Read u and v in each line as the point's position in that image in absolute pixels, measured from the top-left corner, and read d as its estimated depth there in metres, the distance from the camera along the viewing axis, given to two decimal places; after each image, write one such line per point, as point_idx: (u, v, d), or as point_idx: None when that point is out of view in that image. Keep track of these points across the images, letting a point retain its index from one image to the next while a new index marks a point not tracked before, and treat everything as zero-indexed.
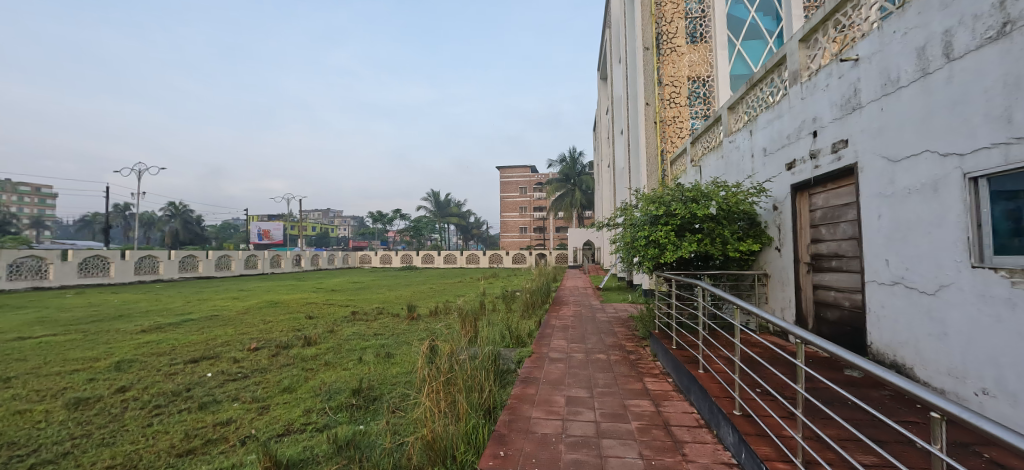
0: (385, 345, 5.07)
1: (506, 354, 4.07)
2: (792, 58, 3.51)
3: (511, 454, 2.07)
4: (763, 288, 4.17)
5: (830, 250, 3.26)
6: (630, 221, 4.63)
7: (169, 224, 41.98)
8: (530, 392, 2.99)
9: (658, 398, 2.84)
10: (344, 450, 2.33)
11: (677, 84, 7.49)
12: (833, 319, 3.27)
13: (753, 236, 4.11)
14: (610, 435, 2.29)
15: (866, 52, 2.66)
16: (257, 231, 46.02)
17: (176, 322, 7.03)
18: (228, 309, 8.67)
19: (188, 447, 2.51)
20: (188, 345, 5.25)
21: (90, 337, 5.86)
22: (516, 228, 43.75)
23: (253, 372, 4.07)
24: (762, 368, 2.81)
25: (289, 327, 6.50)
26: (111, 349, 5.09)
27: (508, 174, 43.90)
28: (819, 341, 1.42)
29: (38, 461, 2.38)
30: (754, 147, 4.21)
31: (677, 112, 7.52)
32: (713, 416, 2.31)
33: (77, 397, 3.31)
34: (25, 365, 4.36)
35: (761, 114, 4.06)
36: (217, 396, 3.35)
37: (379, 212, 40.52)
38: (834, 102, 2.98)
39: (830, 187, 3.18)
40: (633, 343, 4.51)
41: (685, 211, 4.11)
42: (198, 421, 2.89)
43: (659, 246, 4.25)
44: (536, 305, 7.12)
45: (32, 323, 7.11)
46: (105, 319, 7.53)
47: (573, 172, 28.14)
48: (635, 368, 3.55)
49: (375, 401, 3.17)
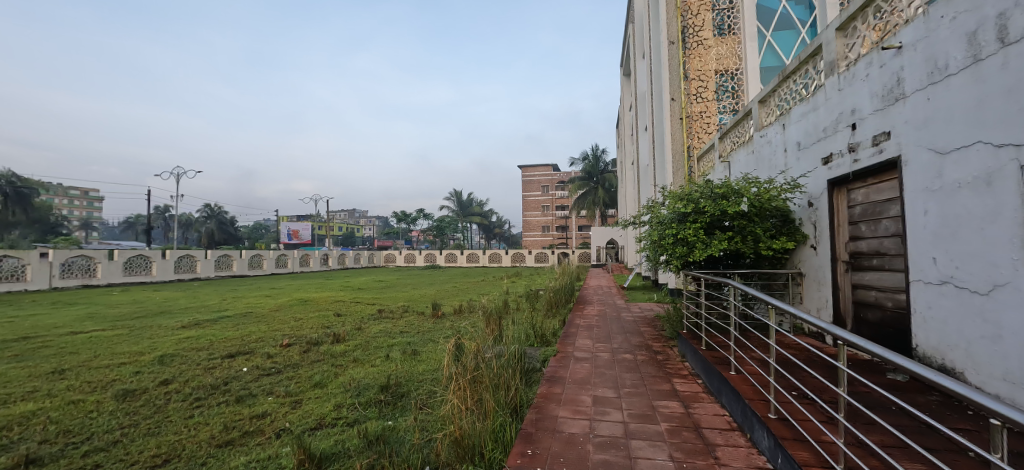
0: (411, 342, 5.15)
1: (531, 353, 4.05)
2: (829, 48, 3.36)
3: (539, 452, 2.07)
4: (798, 288, 4.01)
5: (871, 247, 3.11)
6: (657, 219, 4.53)
7: (205, 225, 43.83)
8: (556, 391, 2.97)
9: (688, 399, 2.77)
10: (374, 444, 2.38)
11: (704, 78, 7.31)
12: (873, 321, 3.12)
13: (787, 234, 3.96)
14: (639, 436, 2.26)
15: (910, 39, 2.52)
16: (286, 231, 47.47)
17: (213, 318, 7.34)
18: (260, 306, 9.00)
19: (228, 438, 2.62)
20: (224, 341, 5.46)
21: (134, 332, 6.18)
22: (538, 227, 43.63)
23: (286, 367, 4.20)
24: (800, 371, 2.71)
25: (318, 324, 6.68)
26: (154, 344, 5.35)
27: (531, 174, 43.95)
28: (862, 342, 1.34)
29: (91, 448, 2.52)
30: (787, 141, 4.05)
31: (704, 107, 7.31)
32: (746, 419, 2.24)
33: (124, 389, 3.50)
34: (77, 358, 4.65)
35: (795, 107, 3.90)
36: (253, 390, 3.48)
37: (403, 213, 41.25)
38: (874, 93, 2.84)
39: (870, 182, 3.04)
40: (660, 343, 4.43)
41: (715, 208, 4.00)
42: (236, 414, 3.00)
43: (688, 244, 4.15)
44: (560, 304, 7.07)
45: (83, 319, 7.56)
46: (147, 315, 7.92)
47: (596, 170, 27.90)
48: (663, 369, 3.48)
49: (403, 398, 3.22)
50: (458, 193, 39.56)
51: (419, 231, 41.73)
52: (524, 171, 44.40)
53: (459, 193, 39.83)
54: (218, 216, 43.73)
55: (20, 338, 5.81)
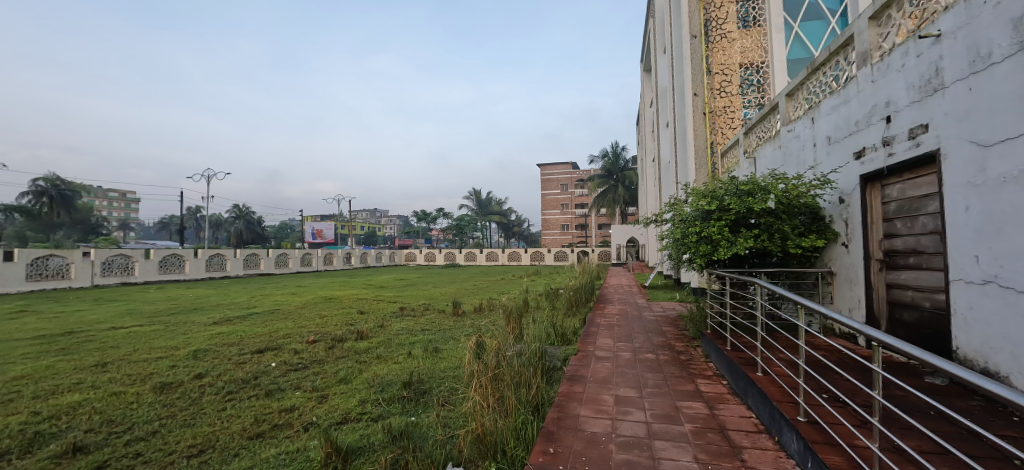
0: (433, 340, 5.21)
1: (552, 352, 4.04)
2: (860, 38, 3.23)
3: (560, 451, 2.06)
4: (828, 288, 3.88)
5: (907, 245, 2.98)
6: (680, 217, 4.46)
7: (234, 224, 45.37)
8: (578, 391, 2.96)
9: (713, 400, 2.72)
10: (398, 439, 2.43)
11: (728, 72, 7.14)
12: (910, 322, 3.00)
13: (816, 231, 3.83)
14: (662, 436, 2.23)
15: (950, 26, 2.40)
16: (310, 231, 48.60)
17: (243, 315, 7.60)
18: (287, 304, 9.26)
19: (258, 430, 2.71)
20: (253, 337, 5.64)
21: (170, 328, 6.45)
22: (558, 226, 43.51)
23: (312, 363, 4.30)
24: (831, 373, 2.62)
25: (343, 321, 6.83)
26: (188, 339, 5.57)
27: (550, 172, 43.82)
28: (899, 344, 1.29)
29: (133, 437, 2.66)
30: (817, 135, 3.91)
31: (729, 102, 7.14)
32: (774, 422, 2.18)
33: (162, 382, 3.66)
34: (118, 352, 4.88)
35: (825, 100, 3.76)
36: (282, 385, 3.59)
37: (424, 212, 41.84)
38: (911, 84, 2.72)
39: (906, 177, 2.91)
40: (683, 343, 4.35)
41: (740, 206, 3.91)
42: (266, 407, 3.11)
43: (712, 242, 4.06)
44: (580, 303, 7.03)
45: (122, 315, 7.94)
46: (181, 311, 8.25)
47: (616, 167, 27.59)
48: (686, 369, 3.42)
49: (425, 394, 3.26)
50: (477, 193, 39.78)
51: (439, 230, 42.14)
52: (543, 169, 44.29)
53: (478, 192, 39.99)
54: (246, 216, 45.21)
55: (66, 333, 6.14)
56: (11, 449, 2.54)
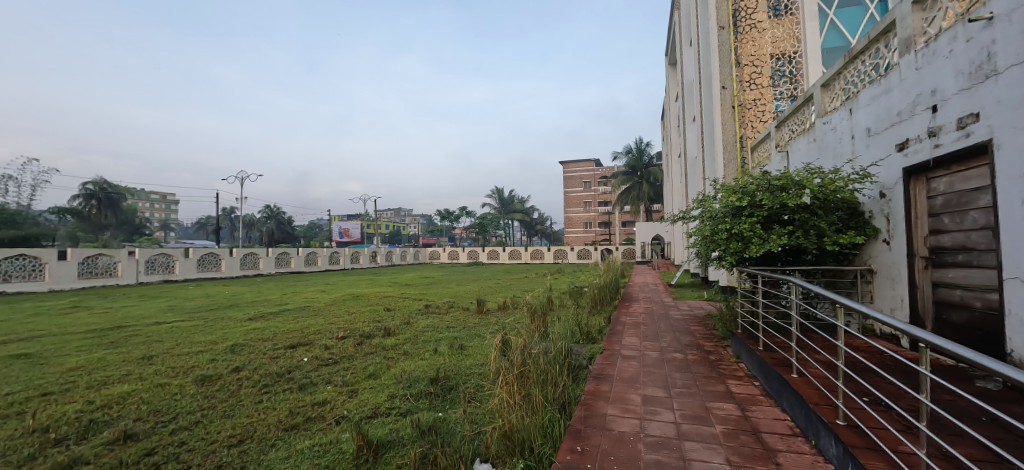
0: (458, 337, 5.27)
1: (577, 350, 4.02)
2: (903, 23, 3.07)
3: (588, 450, 2.05)
4: (868, 286, 3.71)
5: (955, 242, 2.81)
6: (709, 213, 4.36)
7: (266, 224, 46.97)
8: (605, 390, 2.93)
9: (745, 402, 2.65)
10: (427, 434, 2.47)
11: (758, 64, 6.92)
12: (959, 322, 2.84)
13: (855, 228, 3.68)
14: (693, 437, 2.19)
15: (1004, 8, 2.25)
16: (337, 230, 49.88)
17: (276, 311, 7.89)
18: (317, 301, 9.55)
19: (293, 423, 2.81)
20: (286, 333, 5.83)
21: (209, 323, 6.75)
22: (581, 224, 43.19)
23: (341, 358, 4.42)
24: (872, 376, 2.50)
25: (370, 318, 6.99)
26: (226, 334, 5.82)
27: (573, 169, 43.52)
28: (950, 346, 1.21)
29: (178, 426, 2.80)
30: (855, 126, 3.73)
31: (759, 94, 6.91)
32: (810, 425, 2.10)
33: (203, 375, 3.84)
34: (162, 346, 5.14)
35: (864, 90, 3.58)
36: (314, 379, 3.71)
37: (447, 211, 42.35)
38: (959, 71, 2.57)
39: (954, 170, 2.75)
40: (712, 342, 4.25)
41: (773, 201, 3.79)
42: (300, 400, 3.21)
43: (743, 239, 3.95)
44: (605, 302, 6.97)
45: (165, 310, 8.35)
46: (218, 308, 8.61)
47: (640, 164, 27.10)
48: (716, 370, 3.34)
49: (451, 391, 3.30)
50: (500, 191, 39.94)
51: (462, 228, 42.50)
52: (565, 167, 44.03)
53: (501, 190, 40.06)
54: (277, 216, 46.81)
55: (115, 327, 6.50)
56: (69, 435, 2.72)
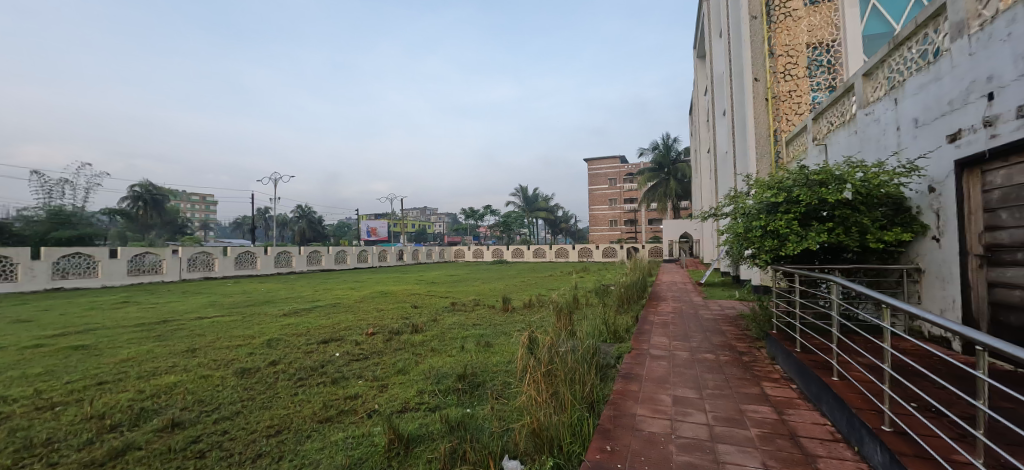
0: (484, 334, 5.31)
1: (605, 349, 3.98)
2: (955, 6, 2.88)
3: (618, 450, 2.03)
4: (915, 286, 3.52)
5: (1014, 239, 2.62)
6: (742, 210, 4.22)
7: (298, 224, 48.65)
8: (633, 389, 2.89)
9: (781, 405, 2.56)
10: (456, 430, 2.50)
11: (793, 54, 6.67)
12: (1018, 325, 2.65)
13: (900, 225, 3.50)
14: (726, 440, 2.13)
15: None
16: (366, 228, 51.11)
17: (308, 308, 8.16)
18: (347, 298, 9.82)
19: (327, 415, 2.90)
20: (319, 328, 6.03)
21: (246, 318, 7.05)
22: (606, 221, 42.67)
23: (372, 354, 4.54)
24: (921, 381, 2.36)
25: (398, 315, 7.14)
26: (262, 329, 6.07)
27: (597, 167, 43.05)
28: (1008, 348, 1.13)
29: (221, 416, 2.94)
30: (901, 117, 3.53)
31: (794, 86, 6.66)
32: (853, 430, 2.01)
33: (242, 367, 4.02)
34: (204, 339, 5.41)
35: (911, 78, 3.38)
36: (346, 373, 3.82)
37: (472, 210, 42.75)
38: (1019, 55, 2.39)
39: (1012, 162, 2.57)
40: (745, 343, 4.12)
41: (811, 197, 3.64)
42: (333, 394, 3.32)
43: (779, 237, 3.81)
44: (631, 300, 6.88)
45: (206, 306, 8.78)
46: (255, 304, 8.98)
47: (667, 160, 26.51)
48: (749, 371, 3.23)
49: (479, 387, 3.33)
50: (524, 189, 39.93)
51: (486, 225, 42.75)
52: (590, 164, 43.59)
53: (525, 188, 40.06)
54: (309, 215, 48.38)
55: (161, 321, 6.88)
56: (122, 421, 2.90)
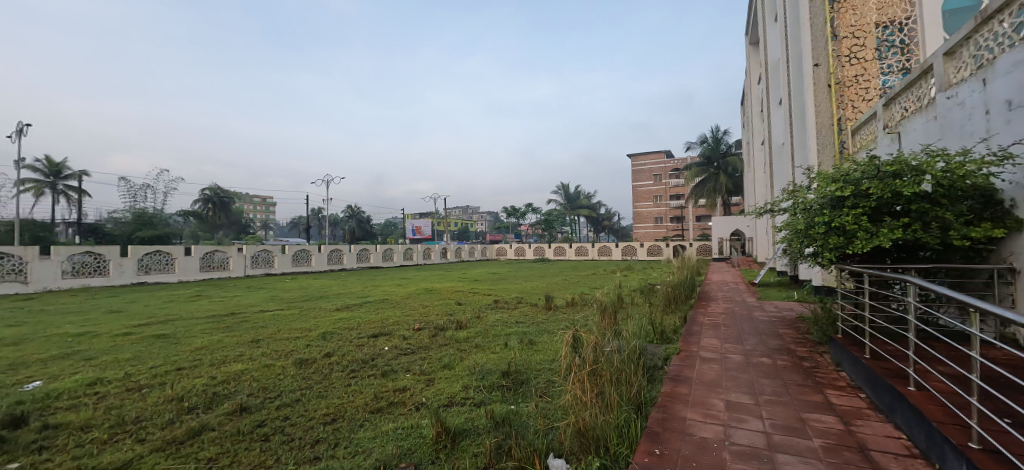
0: (527, 332, 5.33)
1: (651, 349, 3.88)
2: None
3: (667, 454, 1.97)
4: (1008, 287, 3.14)
5: None
6: (803, 205, 3.95)
7: (348, 223, 51.07)
8: (683, 392, 2.79)
9: (848, 415, 2.37)
10: (501, 426, 2.52)
11: (859, 35, 6.14)
12: None
13: (990, 219, 3.13)
14: (786, 449, 2.00)
15: None
16: (411, 227, 52.74)
17: (358, 303, 8.54)
18: (394, 294, 10.18)
19: (377, 406, 3.02)
20: (368, 323, 6.29)
21: (303, 312, 7.50)
22: (651, 218, 41.41)
23: (419, 348, 4.68)
24: (1017, 394, 2.10)
25: (443, 311, 7.30)
26: (317, 322, 6.43)
27: (642, 162, 41.89)
28: None
29: (282, 402, 3.16)
30: (991, 99, 3.15)
31: (861, 70, 6.14)
32: (934, 446, 1.83)
33: (301, 358, 4.28)
34: (266, 331, 5.81)
35: (1003, 55, 3.01)
36: (394, 367, 3.97)
37: (514, 208, 43.05)
38: None
39: None
40: (806, 348, 3.85)
41: (882, 190, 3.34)
42: (383, 386, 3.46)
43: (845, 233, 3.53)
44: (679, 300, 6.64)
45: (268, 300, 9.42)
46: (311, 299, 9.52)
47: (716, 153, 25.27)
48: (811, 378, 3.02)
49: (523, 384, 3.35)
50: (565, 186, 39.58)
51: (528, 223, 42.81)
52: (634, 160, 42.45)
53: (567, 186, 39.64)
54: (358, 215, 50.53)
55: (229, 314, 7.45)
56: (198, 404, 3.17)
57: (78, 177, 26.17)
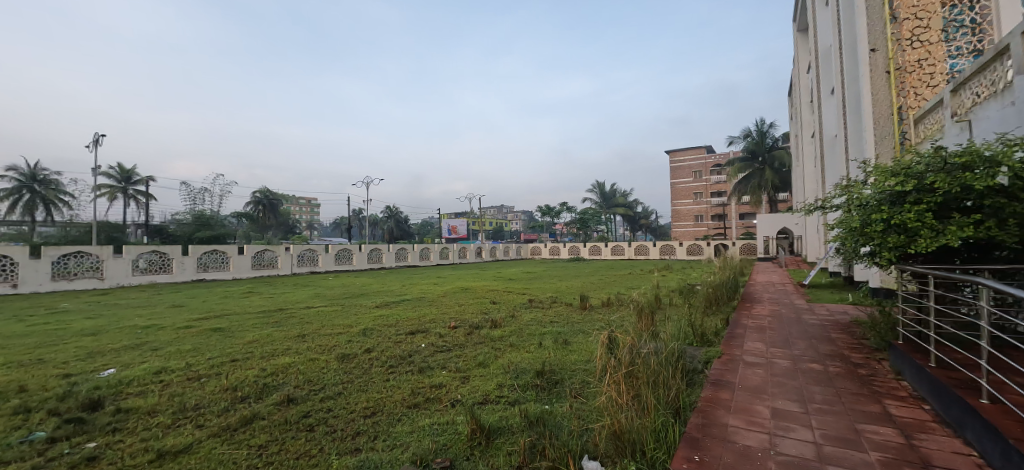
0: (562, 332, 5.29)
1: (691, 352, 3.75)
2: None
3: (707, 460, 1.90)
4: None
5: None
6: (858, 202, 3.69)
7: (387, 223, 52.64)
8: (725, 398, 2.68)
9: (910, 428, 2.19)
10: (535, 425, 2.51)
11: (923, 16, 5.64)
12: None
13: None
14: (839, 462, 1.88)
15: None
16: (446, 227, 53.64)
17: (396, 301, 8.77)
18: (430, 292, 10.40)
19: (415, 401, 3.10)
20: (407, 320, 6.46)
21: (345, 309, 7.81)
22: (691, 216, 40.03)
23: (454, 346, 4.75)
24: None
25: (478, 310, 7.37)
26: (358, 319, 6.67)
27: (681, 159, 40.57)
28: None
29: (326, 395, 3.30)
30: None
31: (924, 53, 5.64)
32: (1011, 465, 1.65)
33: (343, 353, 4.46)
34: (311, 327, 6.09)
35: None
36: (431, 363, 4.06)
37: (549, 207, 42.87)
38: None
39: None
40: (862, 354, 3.60)
41: (950, 184, 3.06)
42: (419, 382, 3.54)
43: (906, 231, 3.26)
44: (721, 302, 6.38)
45: (312, 297, 9.86)
46: (352, 296, 9.89)
47: (762, 147, 24.07)
48: (868, 386, 2.82)
49: (557, 385, 3.33)
50: (600, 185, 38.98)
51: (563, 223, 42.48)
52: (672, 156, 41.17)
53: (602, 184, 39.03)
54: (396, 215, 51.93)
55: (277, 310, 7.87)
56: (250, 394, 3.37)
57: (145, 182, 28.47)
